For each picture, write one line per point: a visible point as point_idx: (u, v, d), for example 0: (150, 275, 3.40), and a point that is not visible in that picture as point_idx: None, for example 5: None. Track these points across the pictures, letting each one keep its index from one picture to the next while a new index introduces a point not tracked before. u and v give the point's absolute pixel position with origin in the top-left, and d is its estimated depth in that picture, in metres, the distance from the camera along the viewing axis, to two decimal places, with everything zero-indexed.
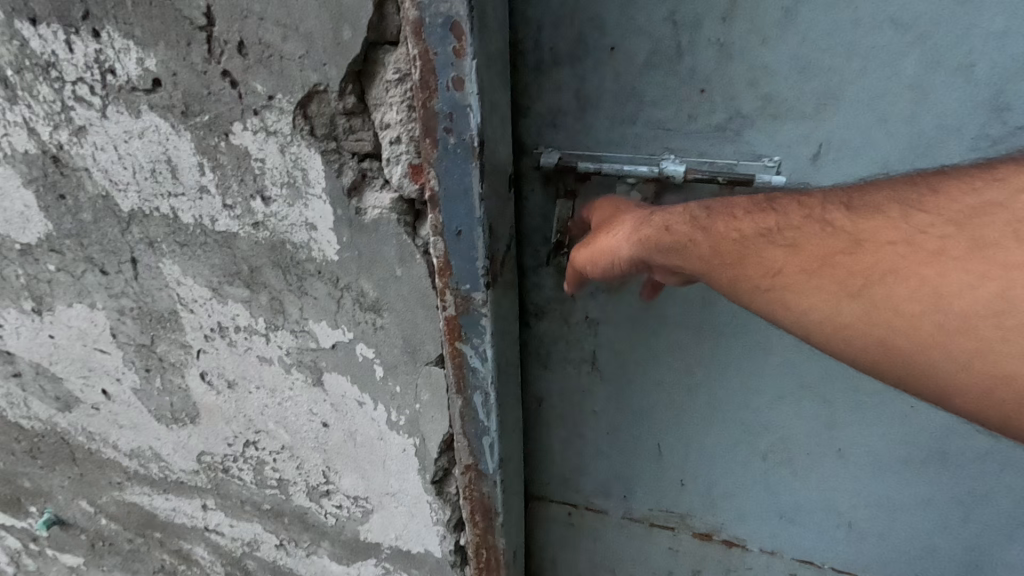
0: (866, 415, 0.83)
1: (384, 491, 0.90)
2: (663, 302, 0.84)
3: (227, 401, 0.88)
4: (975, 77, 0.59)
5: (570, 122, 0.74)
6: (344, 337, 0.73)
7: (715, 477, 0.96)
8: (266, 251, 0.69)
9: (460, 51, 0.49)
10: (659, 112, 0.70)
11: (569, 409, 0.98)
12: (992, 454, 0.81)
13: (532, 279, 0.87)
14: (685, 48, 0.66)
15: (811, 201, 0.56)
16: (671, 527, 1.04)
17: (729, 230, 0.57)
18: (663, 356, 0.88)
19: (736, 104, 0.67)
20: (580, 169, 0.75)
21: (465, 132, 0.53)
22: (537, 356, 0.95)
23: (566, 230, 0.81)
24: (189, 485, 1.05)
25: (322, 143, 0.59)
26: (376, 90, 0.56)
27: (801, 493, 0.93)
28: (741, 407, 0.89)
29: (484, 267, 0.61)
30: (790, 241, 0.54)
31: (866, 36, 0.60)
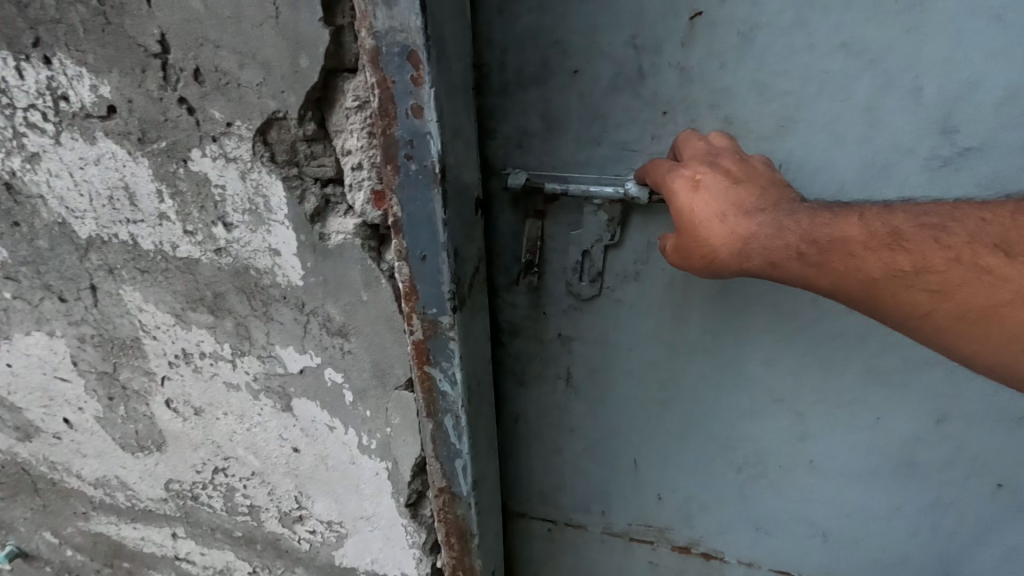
0: (836, 427, 0.84)
1: (358, 515, 0.89)
2: (634, 319, 0.84)
3: (194, 428, 0.86)
4: (924, 100, 0.61)
5: (537, 143, 0.75)
6: (312, 361, 0.72)
7: (692, 491, 0.97)
8: (229, 277, 0.67)
9: (418, 80, 0.49)
10: (625, 133, 0.71)
11: (546, 426, 0.98)
12: (956, 462, 0.83)
13: (504, 298, 0.87)
14: (647, 71, 0.67)
15: (955, 240, 0.52)
16: (650, 541, 1.04)
17: (855, 270, 0.54)
18: (636, 372, 0.89)
19: (698, 125, 0.68)
20: (547, 190, 0.75)
21: (426, 159, 0.53)
22: (512, 374, 0.94)
23: (536, 250, 0.81)
24: (157, 513, 1.02)
25: (283, 169, 0.58)
26: (336, 116, 0.55)
27: (775, 505, 0.94)
28: (715, 422, 0.89)
29: (450, 291, 0.61)
30: (936, 287, 0.52)
31: (820, 61, 0.62)
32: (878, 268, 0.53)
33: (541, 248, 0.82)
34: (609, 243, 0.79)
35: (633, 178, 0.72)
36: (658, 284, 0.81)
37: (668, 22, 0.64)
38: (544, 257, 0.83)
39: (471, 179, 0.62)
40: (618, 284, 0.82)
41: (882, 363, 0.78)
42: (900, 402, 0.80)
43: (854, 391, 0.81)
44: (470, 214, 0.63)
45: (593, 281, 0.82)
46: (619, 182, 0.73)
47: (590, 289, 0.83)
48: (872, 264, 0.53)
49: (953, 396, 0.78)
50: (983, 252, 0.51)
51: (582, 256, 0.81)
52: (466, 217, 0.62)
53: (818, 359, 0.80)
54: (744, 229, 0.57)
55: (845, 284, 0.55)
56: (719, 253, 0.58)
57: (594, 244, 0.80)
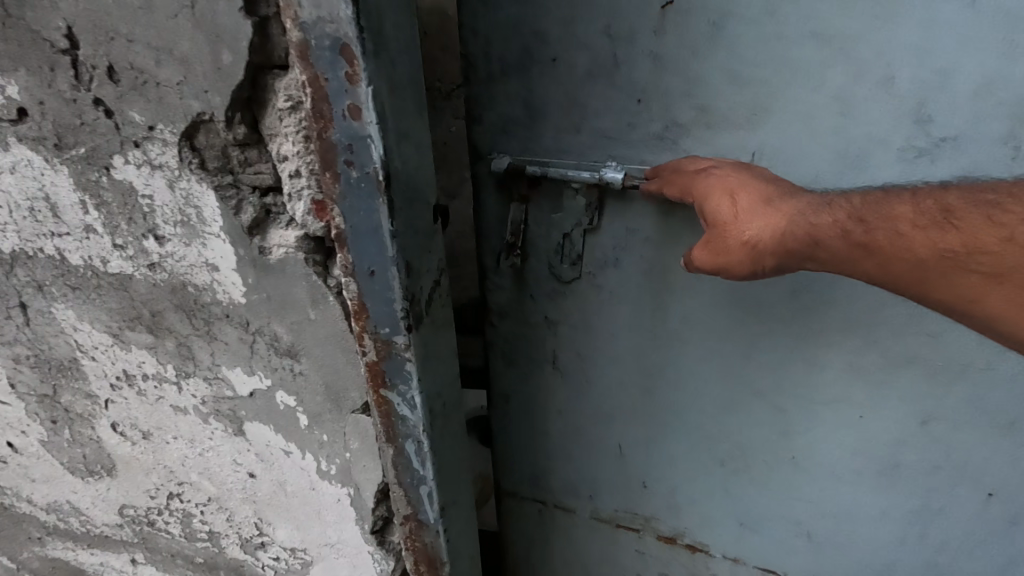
0: (820, 424, 0.79)
1: (322, 542, 0.83)
2: (612, 305, 0.82)
3: (144, 453, 0.80)
4: (896, 89, 0.56)
5: (520, 130, 0.75)
6: (262, 384, 0.67)
7: (676, 481, 0.93)
8: (166, 294, 0.62)
9: (353, 76, 0.44)
10: (603, 121, 0.70)
11: (533, 410, 0.98)
12: (943, 468, 0.75)
13: (491, 280, 0.88)
14: (622, 59, 0.66)
15: (1013, 217, 0.46)
16: (637, 529, 1.01)
17: (901, 251, 0.50)
18: (619, 358, 0.86)
19: (672, 113, 0.66)
20: (526, 173, 0.75)
21: (368, 165, 0.48)
22: (501, 354, 0.94)
23: (518, 233, 0.81)
24: (114, 539, 0.97)
25: (215, 177, 0.53)
26: (270, 119, 0.50)
27: (760, 501, 0.89)
28: (698, 413, 0.86)
29: (402, 296, 0.55)
30: (990, 269, 0.47)
31: (788, 49, 0.58)
32: (924, 248, 0.49)
33: (524, 232, 0.81)
34: (589, 228, 0.78)
35: (609, 164, 0.72)
36: (636, 272, 0.78)
37: (640, 10, 0.63)
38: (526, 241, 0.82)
39: (427, 184, 0.56)
40: (600, 269, 0.81)
41: (864, 359, 0.73)
42: (882, 401, 0.74)
43: (836, 385, 0.76)
44: (427, 221, 0.57)
45: (574, 264, 0.81)
46: (595, 168, 0.72)
47: (571, 272, 0.82)
48: (919, 243, 0.49)
49: (937, 395, 0.71)
50: None
51: (563, 240, 0.80)
52: (421, 226, 0.56)
53: (800, 348, 0.75)
54: (779, 218, 0.55)
55: (891, 265, 0.51)
56: (762, 237, 0.55)
57: (574, 229, 0.78)
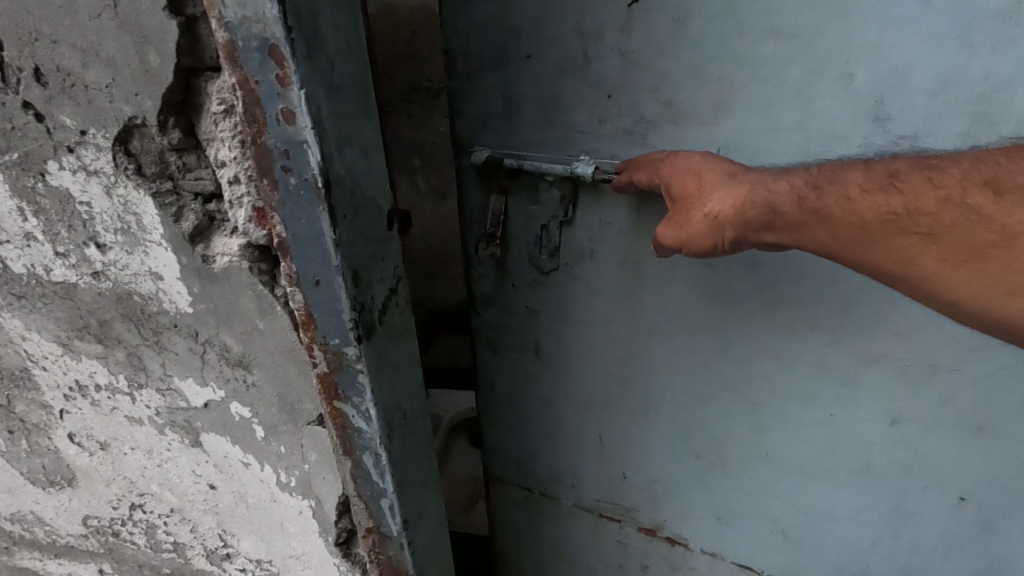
0: (793, 420, 0.81)
1: (287, 553, 0.81)
2: (591, 298, 0.87)
3: (103, 463, 0.78)
4: (854, 87, 0.58)
5: (498, 123, 0.79)
6: (216, 395, 0.65)
7: (654, 472, 0.98)
8: (112, 303, 0.60)
9: (285, 79, 0.42)
10: (576, 115, 0.74)
11: (517, 394, 1.04)
12: (915, 469, 0.77)
13: (476, 270, 0.94)
14: (592, 56, 0.69)
15: (948, 180, 0.49)
16: (618, 519, 1.06)
17: (847, 215, 0.52)
18: (597, 350, 0.91)
19: (640, 108, 0.69)
20: (504, 165, 0.80)
21: (306, 171, 0.46)
22: (487, 340, 1.01)
23: (498, 225, 0.85)
24: (80, 549, 0.95)
25: (154, 183, 0.51)
26: (205, 123, 0.48)
27: (736, 496, 0.92)
28: (673, 404, 0.89)
29: (351, 305, 0.53)
30: (924, 230, 0.49)
31: (750, 46, 0.61)
32: (868, 211, 0.52)
33: (504, 224, 0.86)
34: (564, 220, 0.82)
35: (581, 158, 0.75)
36: (612, 264, 0.82)
37: (608, 9, 0.66)
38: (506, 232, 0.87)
39: (379, 190, 0.55)
40: (576, 261, 0.85)
41: (833, 359, 0.75)
42: (851, 402, 0.76)
43: (808, 384, 0.78)
44: (378, 228, 0.56)
45: (552, 256, 0.86)
46: (569, 161, 0.76)
47: (549, 263, 0.86)
48: (864, 207, 0.52)
49: (906, 396, 0.73)
50: (976, 192, 0.48)
51: (541, 231, 0.84)
52: (371, 234, 0.54)
53: (771, 345, 0.78)
54: (741, 189, 0.59)
55: (837, 230, 0.53)
56: (725, 210, 0.59)
57: (550, 221, 0.82)
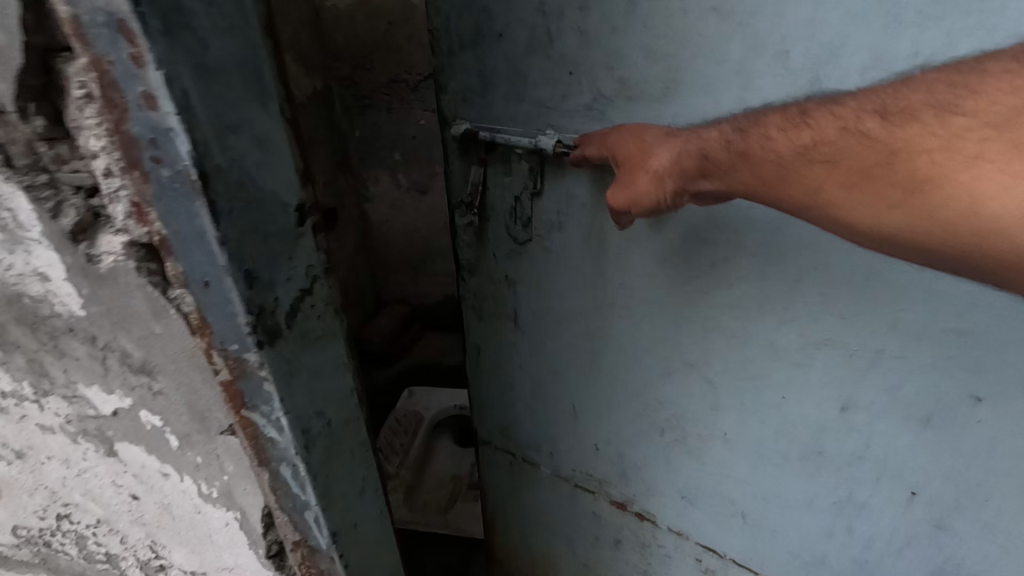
0: (753, 402, 0.94)
1: (220, 565, 0.78)
2: (565, 270, 1.06)
3: (22, 473, 0.74)
4: (791, 63, 0.66)
5: (475, 99, 0.99)
6: (123, 403, 0.61)
7: (622, 447, 1.19)
8: (3, 306, 0.56)
9: (139, 59, 0.38)
10: (541, 92, 0.90)
11: (500, 346, 1.30)
12: (865, 459, 0.87)
13: (462, 239, 1.21)
14: (554, 34, 0.84)
15: (846, 112, 0.58)
16: (593, 491, 1.32)
17: (768, 152, 0.62)
18: (566, 317, 1.12)
19: (598, 85, 0.83)
20: (481, 137, 1.00)
21: (178, 161, 0.42)
22: (475, 306, 1.29)
23: (478, 191, 1.08)
24: (15, 559, 0.91)
25: (26, 176, 0.47)
26: (71, 110, 0.43)
27: (703, 476, 1.09)
28: (636, 379, 1.08)
29: (245, 307, 0.49)
30: (828, 157, 0.58)
31: (695, 26, 0.71)
32: (783, 147, 0.61)
33: (484, 192, 1.08)
34: (533, 191, 1.00)
35: (546, 132, 0.92)
36: (579, 235, 1.00)
37: None
38: (485, 198, 1.09)
39: (282, 181, 0.51)
40: (548, 233, 1.04)
41: (783, 338, 0.86)
42: (801, 382, 0.87)
43: (761, 365, 0.90)
44: (283, 224, 0.52)
45: (524, 227, 1.07)
46: (534, 135, 0.93)
47: (523, 234, 1.08)
48: (780, 144, 0.61)
49: (854, 382, 0.82)
50: (868, 119, 0.57)
51: (516, 201, 1.04)
52: (274, 230, 0.51)
53: (722, 326, 0.91)
54: (676, 144, 0.71)
55: (758, 168, 0.63)
56: (660, 164, 0.72)
57: (522, 191, 1.02)
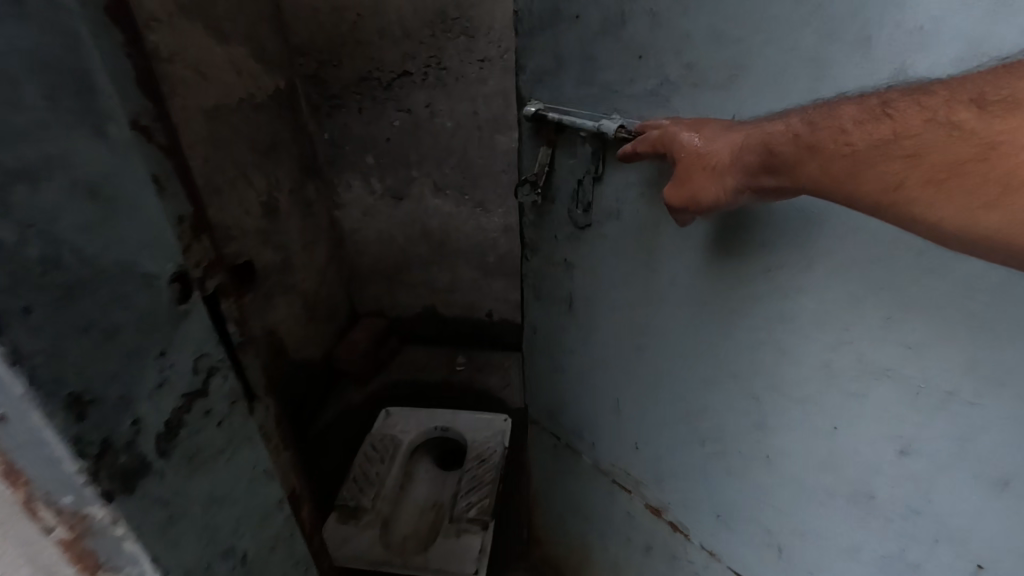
0: (798, 424, 0.80)
1: None
2: (614, 258, 1.07)
3: None
4: (872, 52, 0.54)
5: (551, 79, 1.03)
6: None
7: (660, 451, 1.13)
8: None
9: None
10: (611, 75, 0.89)
11: (553, 327, 1.40)
12: (922, 514, 0.69)
13: (530, 220, 1.31)
14: (626, 17, 0.82)
15: (935, 101, 0.46)
16: (630, 491, 1.27)
17: (840, 144, 0.50)
18: (614, 307, 1.12)
19: (665, 70, 0.78)
20: (550, 120, 1.04)
21: None
22: (535, 285, 1.41)
23: (544, 172, 1.13)
24: None
25: None
26: None
27: (737, 496, 0.96)
28: (676, 379, 1.01)
29: (68, 446, 0.35)
30: (907, 152, 0.46)
31: (768, 7, 0.62)
32: (861, 141, 0.49)
33: (550, 174, 1.14)
34: (594, 175, 1.02)
35: (613, 116, 0.90)
36: (634, 222, 0.99)
37: None
38: (551, 179, 1.15)
39: (133, 246, 0.38)
40: (606, 220, 1.06)
41: (839, 362, 0.72)
42: (854, 415, 0.72)
43: (811, 388, 0.76)
44: (146, 305, 0.39)
45: (584, 211, 1.10)
46: (598, 119, 0.93)
47: (582, 218, 1.12)
48: (856, 137, 0.49)
49: (918, 424, 0.66)
50: (960, 109, 0.44)
51: (577, 184, 1.08)
52: (128, 319, 0.38)
53: (774, 339, 0.79)
54: (739, 138, 0.62)
55: (826, 162, 0.52)
56: (721, 160, 0.64)
57: (585, 175, 1.05)
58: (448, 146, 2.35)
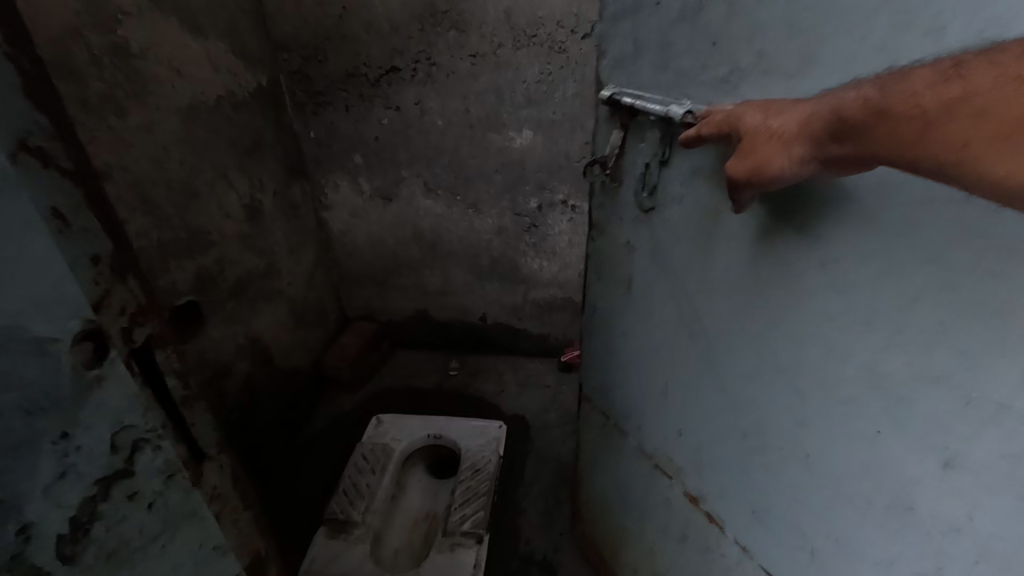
0: (835, 427, 0.77)
1: None
2: (675, 244, 1.00)
3: None
4: (944, 42, 0.53)
5: (630, 64, 0.98)
6: None
7: (701, 442, 1.08)
8: None
9: None
10: (684, 62, 0.85)
11: (606, 314, 1.32)
12: (962, 533, 0.65)
13: (598, 199, 1.24)
14: (703, 6, 0.78)
15: (1006, 58, 0.44)
16: (670, 475, 1.22)
17: (908, 107, 0.49)
18: (663, 293, 1.06)
19: (736, 59, 0.75)
20: (623, 103, 0.99)
21: None
22: (597, 266, 1.31)
23: (614, 154, 1.08)
24: None
25: None
26: None
27: (773, 494, 0.92)
28: (723, 372, 0.95)
29: None
30: (975, 108, 0.45)
31: None
32: (930, 104, 0.47)
33: (621, 155, 1.09)
34: (661, 159, 0.97)
35: (685, 102, 0.86)
36: (695, 208, 0.92)
37: None
38: (621, 162, 1.10)
39: (35, 322, 0.47)
40: (668, 203, 0.99)
41: (887, 364, 0.68)
42: (898, 420, 0.68)
43: (856, 388, 0.72)
44: (36, 373, 0.48)
45: (650, 194, 1.03)
46: (669, 104, 0.89)
47: (647, 202, 1.04)
48: (923, 101, 0.48)
49: (963, 437, 0.62)
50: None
51: (644, 168, 1.02)
52: (17, 396, 0.47)
53: (823, 335, 0.74)
54: (806, 110, 0.61)
55: (891, 126, 0.50)
56: (785, 133, 0.63)
57: (651, 159, 1.00)
58: (439, 145, 2.27)
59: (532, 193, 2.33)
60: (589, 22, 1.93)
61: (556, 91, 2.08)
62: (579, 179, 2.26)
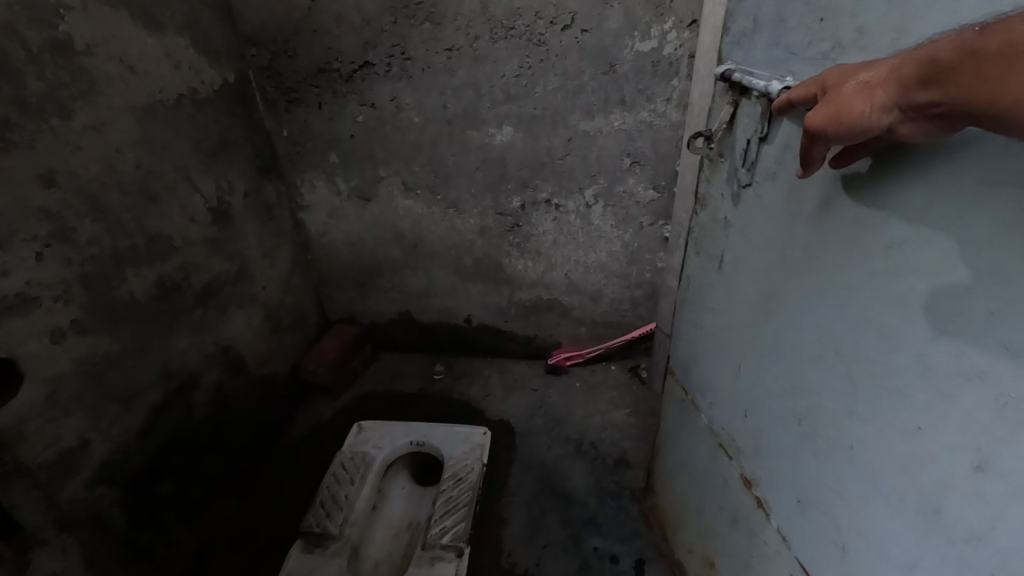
0: (880, 415, 0.79)
1: None
2: (765, 221, 1.04)
3: None
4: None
5: (750, 40, 1.06)
6: None
7: (761, 421, 1.13)
8: None
9: None
10: (793, 38, 0.89)
11: (697, 286, 1.39)
12: (983, 542, 0.66)
13: (705, 174, 1.34)
14: None
15: None
16: (730, 456, 1.29)
17: (1002, 43, 0.48)
18: (749, 272, 1.11)
19: (838, 34, 0.78)
20: (734, 79, 1.10)
21: None
22: (698, 241, 1.39)
23: (723, 127, 1.18)
24: None
25: None
26: None
27: (819, 485, 0.96)
28: (789, 351, 0.99)
29: None
30: None
31: None
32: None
33: (728, 130, 1.18)
34: (761, 136, 1.02)
35: (788, 79, 0.93)
36: (785, 186, 0.96)
37: None
38: (727, 135, 1.19)
39: None
40: (763, 181, 1.04)
41: (936, 356, 0.69)
42: (940, 415, 0.69)
43: (902, 379, 0.74)
44: None
45: (749, 170, 1.09)
46: (777, 79, 0.96)
47: (745, 176, 1.10)
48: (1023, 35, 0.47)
49: (997, 439, 0.63)
50: None
51: (746, 144, 1.08)
52: None
53: (879, 320, 0.77)
54: (899, 57, 0.60)
55: (976, 63, 0.50)
56: (871, 81, 0.62)
57: (753, 136, 1.05)
58: (417, 143, 2.18)
59: (513, 193, 2.24)
60: (569, 13, 1.84)
61: (536, 85, 1.99)
62: (563, 177, 2.18)
